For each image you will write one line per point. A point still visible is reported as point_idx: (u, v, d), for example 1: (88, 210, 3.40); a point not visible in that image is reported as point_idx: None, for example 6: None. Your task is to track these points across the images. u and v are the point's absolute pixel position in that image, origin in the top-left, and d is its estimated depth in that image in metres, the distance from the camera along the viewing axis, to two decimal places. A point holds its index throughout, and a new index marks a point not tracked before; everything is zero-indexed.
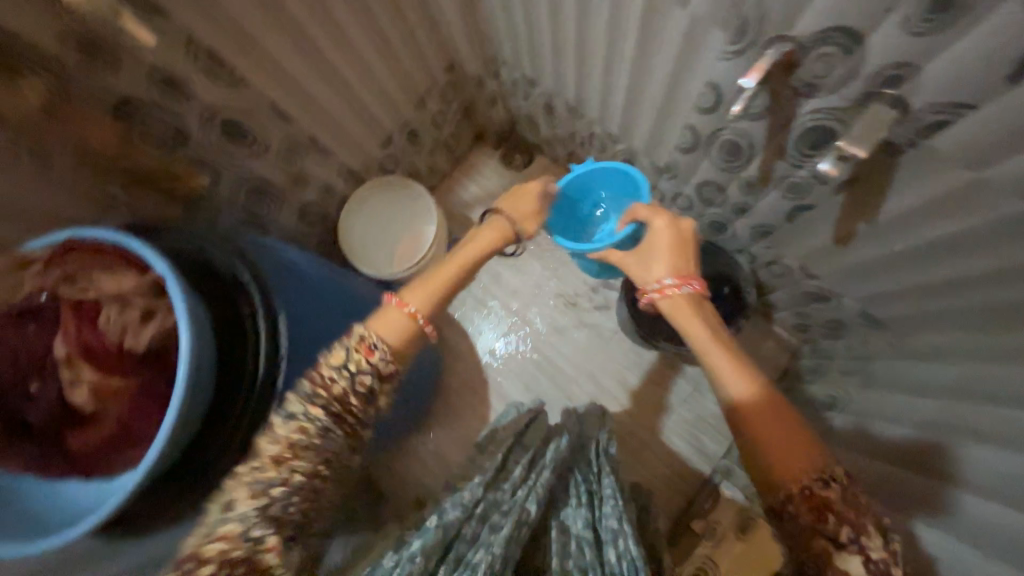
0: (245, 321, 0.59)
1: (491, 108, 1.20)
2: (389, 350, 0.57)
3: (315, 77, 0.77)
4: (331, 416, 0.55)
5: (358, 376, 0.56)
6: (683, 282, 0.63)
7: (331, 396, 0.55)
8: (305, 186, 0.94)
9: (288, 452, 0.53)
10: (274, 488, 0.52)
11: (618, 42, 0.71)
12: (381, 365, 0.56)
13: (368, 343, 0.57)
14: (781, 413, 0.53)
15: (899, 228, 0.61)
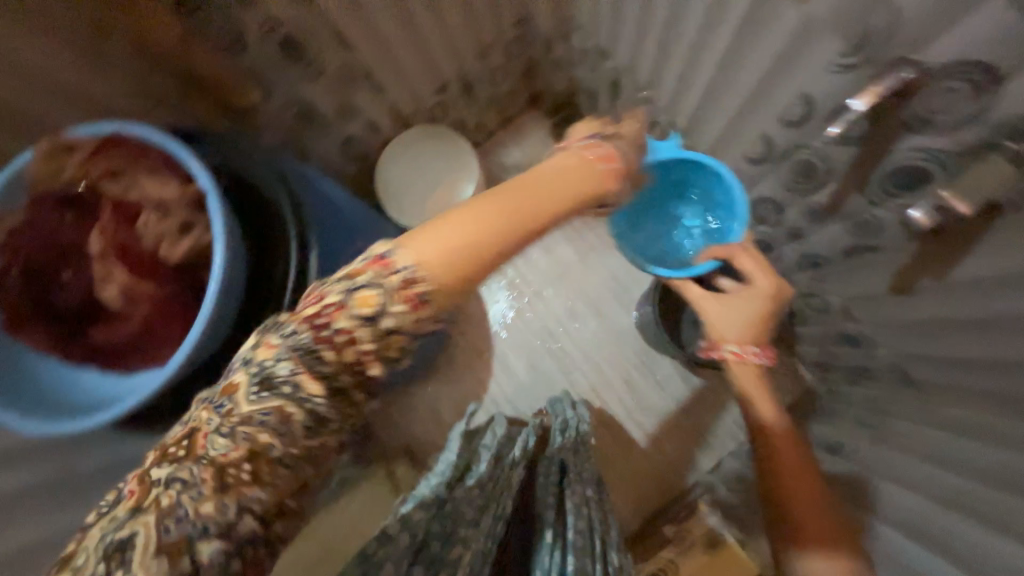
0: (279, 246, 0.58)
1: (555, 74, 1.14)
2: (436, 290, 0.40)
3: (383, 8, 0.73)
4: (333, 391, 0.40)
5: (386, 339, 0.40)
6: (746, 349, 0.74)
7: (338, 364, 0.39)
8: (351, 119, 0.91)
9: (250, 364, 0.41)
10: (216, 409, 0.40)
11: (713, 29, 0.65)
12: (416, 321, 0.40)
13: (414, 285, 0.40)
14: (808, 478, 0.67)
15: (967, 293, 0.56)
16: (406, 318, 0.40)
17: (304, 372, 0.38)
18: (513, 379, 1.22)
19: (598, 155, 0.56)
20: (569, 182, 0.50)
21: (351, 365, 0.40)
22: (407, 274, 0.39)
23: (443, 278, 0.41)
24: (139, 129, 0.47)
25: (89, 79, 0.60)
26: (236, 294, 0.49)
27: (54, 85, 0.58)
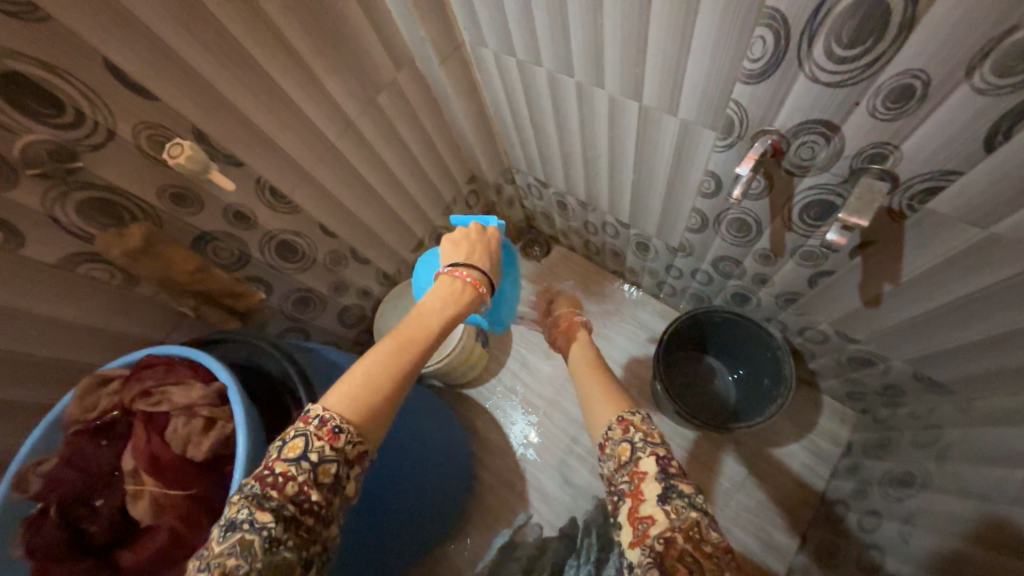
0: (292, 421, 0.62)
1: (510, 208, 1.33)
2: (358, 433, 0.50)
3: (357, 200, 0.89)
4: (285, 521, 0.44)
5: (320, 466, 0.47)
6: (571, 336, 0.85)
7: (285, 497, 0.45)
8: (345, 291, 1.03)
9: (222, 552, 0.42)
10: None
11: (620, 147, 0.81)
12: (350, 451, 0.49)
13: (331, 426, 0.48)
14: (602, 377, 0.69)
15: (929, 286, 0.61)
16: (358, 454, 0.50)
17: (259, 512, 0.44)
18: (552, 503, 1.14)
19: (465, 275, 0.64)
20: (439, 308, 0.61)
21: (297, 498, 0.46)
22: (322, 419, 0.49)
23: (361, 424, 0.50)
24: (166, 348, 0.53)
25: (121, 320, 0.70)
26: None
27: (92, 332, 0.67)
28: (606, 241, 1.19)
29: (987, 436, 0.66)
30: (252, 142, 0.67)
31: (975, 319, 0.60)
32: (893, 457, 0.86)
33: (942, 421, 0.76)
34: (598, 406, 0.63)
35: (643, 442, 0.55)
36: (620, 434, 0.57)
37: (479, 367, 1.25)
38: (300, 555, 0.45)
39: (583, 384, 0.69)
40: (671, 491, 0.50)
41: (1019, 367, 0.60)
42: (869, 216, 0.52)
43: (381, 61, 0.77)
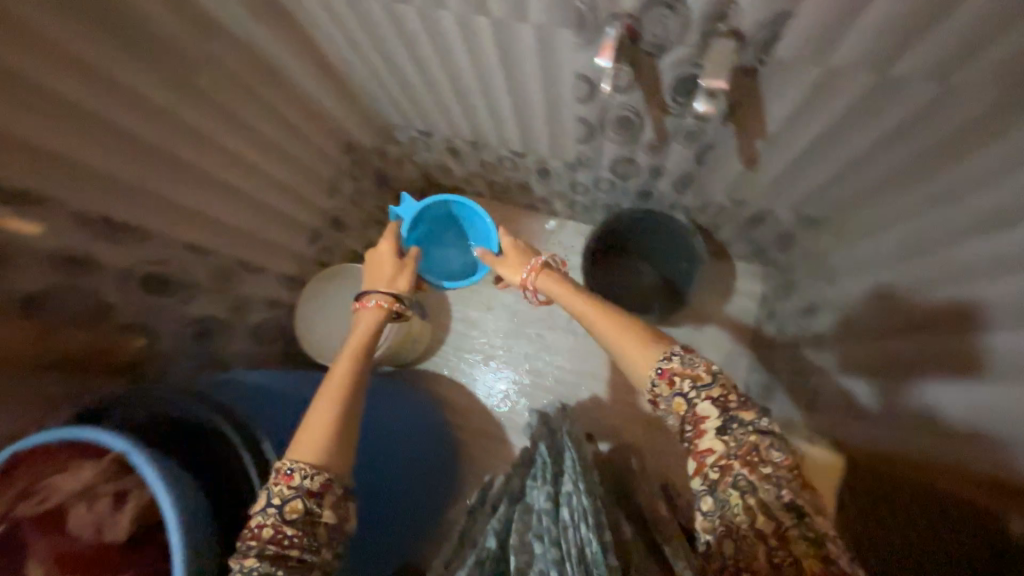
0: (232, 458, 0.59)
1: (402, 170, 1.25)
2: (313, 466, 0.53)
3: (217, 203, 0.78)
4: (269, 560, 0.49)
5: (287, 504, 0.52)
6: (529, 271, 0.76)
7: (263, 541, 0.50)
8: (248, 309, 0.93)
9: None
10: None
11: (485, 71, 0.76)
12: (311, 484, 0.52)
13: (287, 469, 0.53)
14: (624, 326, 0.64)
15: (792, 130, 0.65)
16: (320, 485, 0.52)
17: (244, 560, 0.49)
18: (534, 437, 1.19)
19: (378, 301, 0.71)
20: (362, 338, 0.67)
21: (275, 535, 0.51)
22: (280, 468, 0.53)
23: (323, 458, 0.54)
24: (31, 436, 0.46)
25: None
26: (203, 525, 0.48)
27: None
28: (508, 176, 1.16)
29: (860, 250, 0.76)
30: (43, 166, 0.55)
31: (832, 151, 0.67)
32: (798, 293, 0.98)
33: (826, 249, 0.86)
34: (632, 356, 0.61)
35: (694, 387, 0.56)
36: (668, 387, 0.57)
37: (424, 340, 1.22)
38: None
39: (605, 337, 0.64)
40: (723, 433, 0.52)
41: (873, 182, 0.68)
42: (725, 77, 0.55)
43: (176, 31, 0.64)
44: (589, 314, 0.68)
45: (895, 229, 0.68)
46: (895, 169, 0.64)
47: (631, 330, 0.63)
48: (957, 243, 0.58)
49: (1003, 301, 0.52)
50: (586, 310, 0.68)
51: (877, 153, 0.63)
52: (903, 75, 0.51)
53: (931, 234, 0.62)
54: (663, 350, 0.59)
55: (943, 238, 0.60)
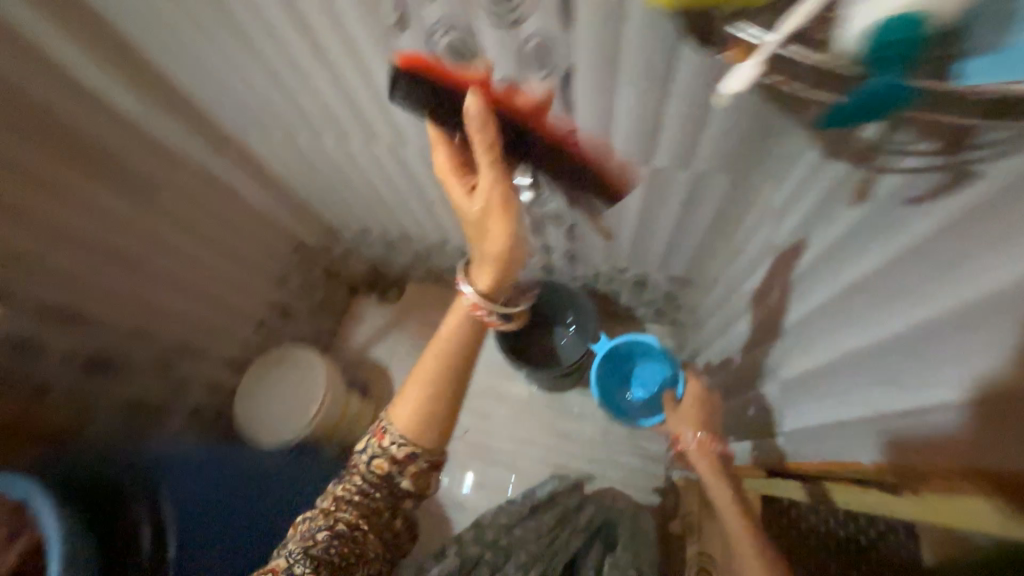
0: (132, 506, 0.85)
1: (349, 263, 1.43)
2: (403, 439, 0.72)
3: (171, 298, 0.93)
4: (370, 483, 0.74)
5: (375, 460, 0.73)
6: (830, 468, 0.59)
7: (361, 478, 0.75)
8: (188, 390, 1.02)
9: (331, 505, 0.74)
10: (319, 534, 0.72)
11: (391, 176, 0.96)
12: (394, 453, 0.72)
13: (384, 428, 0.73)
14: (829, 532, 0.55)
15: (623, 211, 0.84)
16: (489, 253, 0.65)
17: (346, 481, 0.75)
18: (469, 508, 1.26)
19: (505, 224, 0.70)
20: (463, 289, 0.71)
21: (366, 476, 0.74)
22: (383, 426, 0.74)
23: (421, 437, 0.72)
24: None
25: None
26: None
27: None
28: (439, 263, 1.35)
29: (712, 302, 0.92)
30: (8, 272, 0.68)
31: (660, 228, 0.85)
32: (690, 346, 1.11)
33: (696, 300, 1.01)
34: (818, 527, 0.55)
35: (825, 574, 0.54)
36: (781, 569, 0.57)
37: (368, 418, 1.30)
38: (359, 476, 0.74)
39: (743, 548, 0.66)
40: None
41: (698, 248, 0.85)
42: (527, 170, 0.70)
43: (150, 167, 0.82)
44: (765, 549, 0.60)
45: (726, 284, 0.84)
46: (704, 236, 0.81)
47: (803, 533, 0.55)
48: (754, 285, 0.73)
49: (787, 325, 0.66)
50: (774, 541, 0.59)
51: (688, 226, 0.82)
52: (666, 170, 0.69)
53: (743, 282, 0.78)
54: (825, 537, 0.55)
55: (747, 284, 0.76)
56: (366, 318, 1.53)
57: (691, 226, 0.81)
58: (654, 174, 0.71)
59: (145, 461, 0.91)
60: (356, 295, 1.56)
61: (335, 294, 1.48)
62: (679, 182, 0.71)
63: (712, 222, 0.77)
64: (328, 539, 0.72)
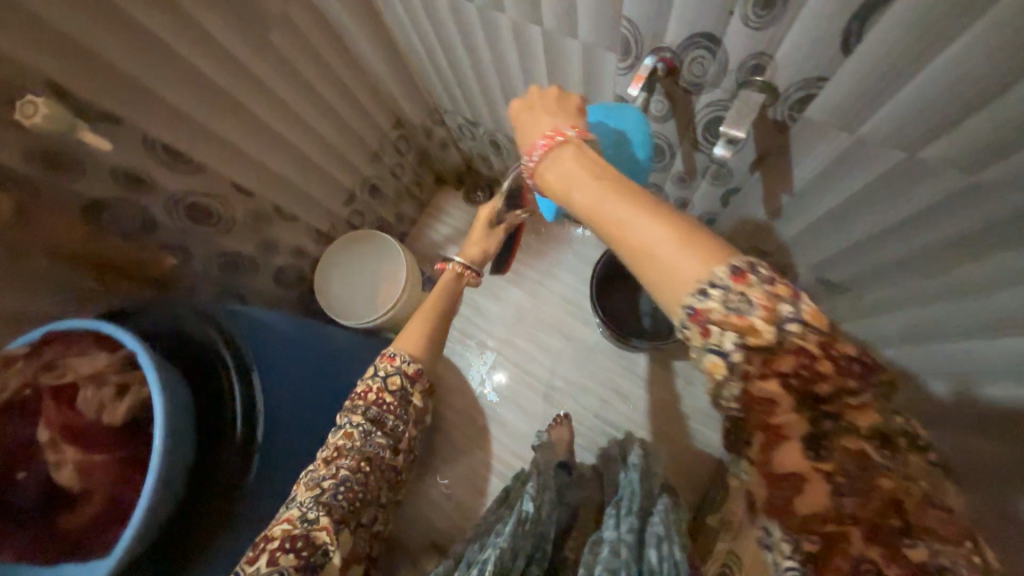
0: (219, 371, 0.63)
1: (445, 151, 1.31)
2: (412, 356, 0.74)
3: (272, 154, 0.86)
4: (372, 417, 0.71)
5: (389, 376, 0.73)
6: (548, 140, 0.53)
7: (368, 404, 0.71)
8: (276, 251, 1.00)
9: (335, 451, 0.68)
10: (324, 482, 0.65)
11: (531, 68, 0.78)
12: (407, 367, 0.73)
13: (393, 352, 0.74)
14: (692, 234, 0.41)
15: (817, 194, 0.65)
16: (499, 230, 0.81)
17: (353, 414, 0.70)
18: (512, 433, 1.26)
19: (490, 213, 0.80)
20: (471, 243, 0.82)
21: (377, 403, 0.71)
22: (392, 352, 0.74)
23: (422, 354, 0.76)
24: (64, 323, 0.53)
25: (13, 298, 0.68)
26: (179, 467, 0.53)
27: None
28: None
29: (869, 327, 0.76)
30: (119, 92, 0.61)
31: (853, 227, 0.66)
32: None
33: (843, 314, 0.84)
34: (680, 267, 0.40)
35: (733, 306, 0.39)
36: (700, 336, 0.40)
37: None
38: (361, 411, 0.70)
39: (632, 224, 0.42)
40: (840, 412, 0.37)
41: (886, 265, 0.67)
42: (746, 126, 0.50)
43: None
44: (659, 237, 0.41)
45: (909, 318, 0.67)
46: (911, 254, 0.62)
47: (659, 237, 0.41)
48: None
49: None
50: (652, 216, 0.42)
51: (895, 237, 0.62)
52: (931, 162, 0.49)
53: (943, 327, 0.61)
54: (700, 244, 0.40)
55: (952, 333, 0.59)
56: (449, 214, 1.45)
57: (898, 238, 0.62)
58: (906, 164, 0.51)
59: (262, 321, 0.76)
60: (442, 186, 1.47)
61: (424, 180, 1.39)
62: (937, 183, 0.51)
63: (934, 246, 0.58)
64: (332, 490, 0.64)
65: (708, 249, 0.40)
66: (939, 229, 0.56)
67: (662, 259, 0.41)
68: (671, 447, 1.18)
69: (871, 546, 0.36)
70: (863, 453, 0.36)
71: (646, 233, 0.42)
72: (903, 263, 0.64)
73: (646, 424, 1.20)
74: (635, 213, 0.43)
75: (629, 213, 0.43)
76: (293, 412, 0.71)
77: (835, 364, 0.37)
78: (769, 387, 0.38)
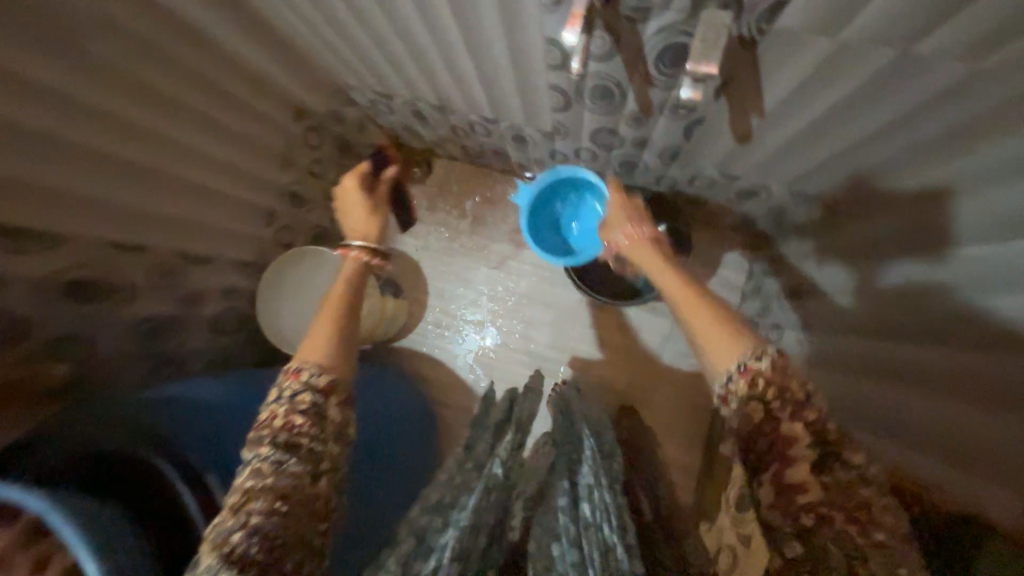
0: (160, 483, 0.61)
1: (365, 133, 1.15)
2: (320, 366, 0.57)
3: (150, 194, 0.71)
4: (283, 444, 0.52)
5: (297, 394, 0.55)
6: (636, 229, 0.75)
7: (275, 430, 0.52)
8: (203, 301, 0.86)
9: (244, 495, 0.49)
10: (232, 535, 0.46)
11: (436, 22, 0.64)
12: (316, 380, 0.55)
13: (294, 368, 0.56)
14: (705, 313, 0.59)
15: (793, 110, 0.58)
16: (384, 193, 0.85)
17: (259, 448, 0.52)
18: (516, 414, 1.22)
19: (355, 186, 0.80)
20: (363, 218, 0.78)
21: (288, 427, 0.53)
22: (293, 367, 0.57)
23: (334, 365, 0.58)
24: None
25: None
26: None
27: None
28: (481, 140, 1.07)
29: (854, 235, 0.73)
30: None
31: (827, 138, 0.61)
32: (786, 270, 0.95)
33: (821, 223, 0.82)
34: (714, 347, 0.56)
35: (774, 396, 0.51)
36: (746, 387, 0.52)
37: (401, 318, 1.21)
38: (267, 440, 0.52)
39: (661, 275, 0.67)
40: (789, 427, 0.51)
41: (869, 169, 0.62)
42: (716, 61, 0.46)
43: None
44: (706, 327, 0.58)
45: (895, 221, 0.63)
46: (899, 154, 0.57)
47: (712, 313, 0.59)
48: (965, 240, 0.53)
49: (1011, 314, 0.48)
50: (727, 330, 0.56)
51: (880, 138, 0.57)
52: (928, 55, 0.43)
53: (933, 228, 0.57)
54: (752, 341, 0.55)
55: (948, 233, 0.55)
56: None
57: (879, 141, 0.57)
58: (899, 61, 0.45)
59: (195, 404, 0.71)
60: None
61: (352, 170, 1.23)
62: (934, 76, 0.45)
63: (925, 143, 0.53)
64: (241, 544, 0.45)
65: (746, 335, 0.56)
66: (933, 123, 0.50)
67: (704, 325, 0.58)
68: (673, 385, 1.18)
69: (848, 523, 0.47)
70: (851, 485, 0.49)
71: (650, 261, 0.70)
72: (886, 164, 0.60)
73: (644, 369, 1.19)
74: (717, 325, 0.57)
75: (696, 309, 0.59)
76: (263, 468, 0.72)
77: (821, 409, 0.51)
78: (791, 428, 0.50)
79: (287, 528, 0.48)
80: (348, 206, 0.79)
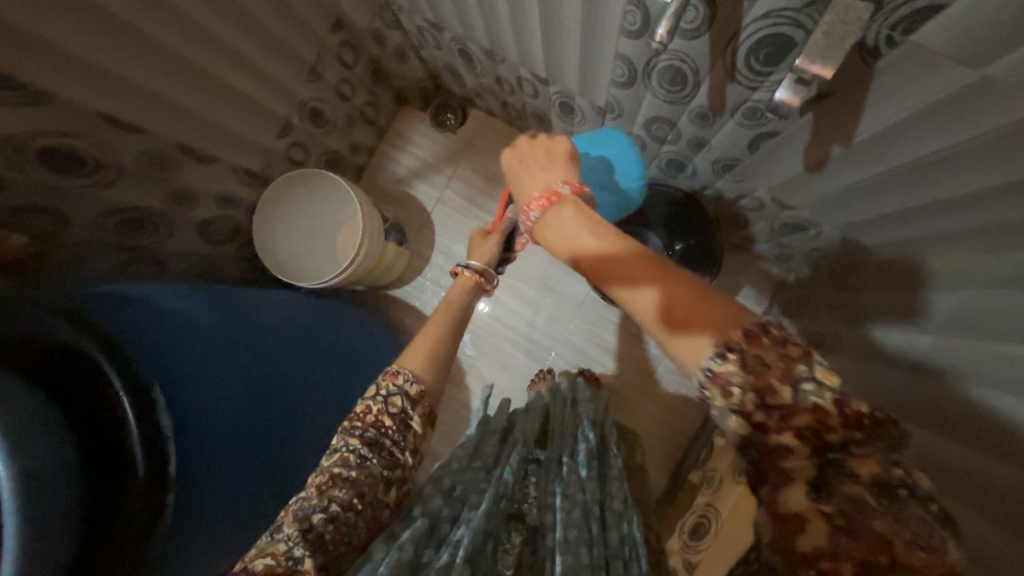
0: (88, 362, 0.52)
1: (405, 65, 1.08)
2: (416, 375, 0.64)
3: (158, 75, 0.65)
4: (367, 442, 0.58)
5: (391, 397, 0.62)
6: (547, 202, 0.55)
7: (367, 426, 0.60)
8: (194, 203, 0.80)
9: (330, 479, 0.55)
10: (314, 514, 0.52)
11: None
12: (410, 387, 0.62)
13: (397, 374, 0.63)
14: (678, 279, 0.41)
15: (882, 148, 0.55)
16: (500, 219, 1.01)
17: (350, 438, 0.59)
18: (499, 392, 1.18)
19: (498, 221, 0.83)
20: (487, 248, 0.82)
21: (376, 426, 0.60)
22: (396, 371, 0.64)
23: (425, 375, 0.65)
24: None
25: None
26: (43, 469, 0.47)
27: None
28: (525, 101, 0.99)
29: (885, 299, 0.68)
30: None
31: (905, 192, 0.57)
32: (808, 317, 0.90)
33: (853, 277, 0.76)
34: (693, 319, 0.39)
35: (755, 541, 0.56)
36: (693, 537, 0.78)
37: (399, 268, 1.15)
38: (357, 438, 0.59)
39: (621, 266, 0.45)
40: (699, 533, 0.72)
41: (934, 235, 0.57)
42: (833, 64, 0.44)
43: None
44: (621, 258, 0.45)
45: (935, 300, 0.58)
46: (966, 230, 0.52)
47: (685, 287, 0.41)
48: (1003, 340, 0.45)
49: (1000, 414, 0.44)
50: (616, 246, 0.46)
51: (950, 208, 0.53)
52: (1008, 86, 0.39)
53: (987, 322, 0.48)
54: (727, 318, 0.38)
55: (997, 331, 0.47)
56: (414, 143, 1.24)
57: (953, 212, 0.52)
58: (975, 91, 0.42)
59: (167, 309, 0.62)
60: (404, 107, 1.25)
61: (380, 102, 1.16)
62: (996, 115, 0.41)
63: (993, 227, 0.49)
64: (319, 528, 0.51)
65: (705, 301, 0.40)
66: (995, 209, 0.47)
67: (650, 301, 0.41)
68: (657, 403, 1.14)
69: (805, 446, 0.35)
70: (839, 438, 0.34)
71: (609, 259, 0.45)
72: (964, 233, 0.52)
73: (633, 380, 1.15)
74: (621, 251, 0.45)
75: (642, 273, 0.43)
76: (225, 427, 0.61)
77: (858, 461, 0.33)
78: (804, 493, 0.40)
79: (343, 515, 0.53)
80: (482, 251, 0.81)
